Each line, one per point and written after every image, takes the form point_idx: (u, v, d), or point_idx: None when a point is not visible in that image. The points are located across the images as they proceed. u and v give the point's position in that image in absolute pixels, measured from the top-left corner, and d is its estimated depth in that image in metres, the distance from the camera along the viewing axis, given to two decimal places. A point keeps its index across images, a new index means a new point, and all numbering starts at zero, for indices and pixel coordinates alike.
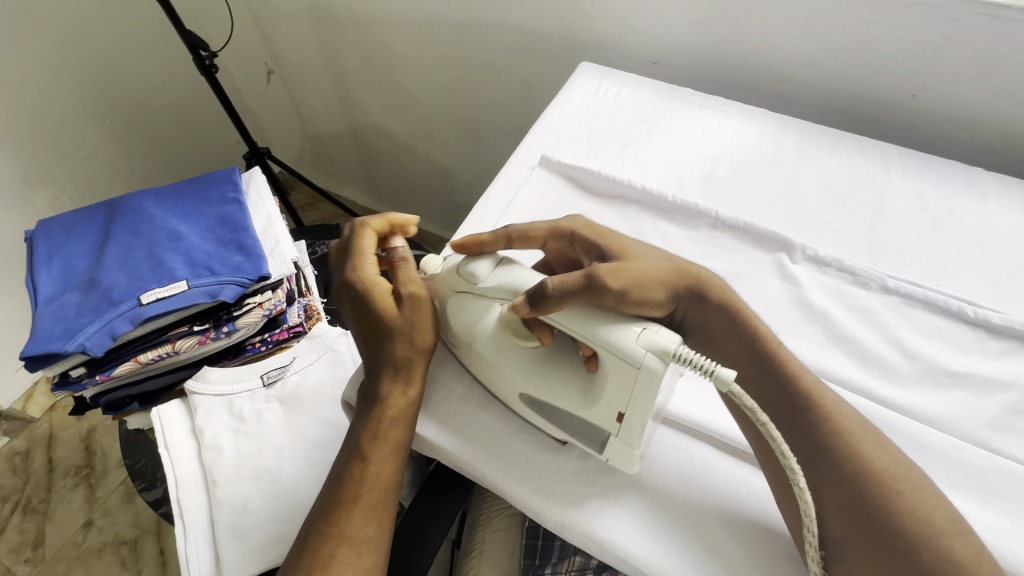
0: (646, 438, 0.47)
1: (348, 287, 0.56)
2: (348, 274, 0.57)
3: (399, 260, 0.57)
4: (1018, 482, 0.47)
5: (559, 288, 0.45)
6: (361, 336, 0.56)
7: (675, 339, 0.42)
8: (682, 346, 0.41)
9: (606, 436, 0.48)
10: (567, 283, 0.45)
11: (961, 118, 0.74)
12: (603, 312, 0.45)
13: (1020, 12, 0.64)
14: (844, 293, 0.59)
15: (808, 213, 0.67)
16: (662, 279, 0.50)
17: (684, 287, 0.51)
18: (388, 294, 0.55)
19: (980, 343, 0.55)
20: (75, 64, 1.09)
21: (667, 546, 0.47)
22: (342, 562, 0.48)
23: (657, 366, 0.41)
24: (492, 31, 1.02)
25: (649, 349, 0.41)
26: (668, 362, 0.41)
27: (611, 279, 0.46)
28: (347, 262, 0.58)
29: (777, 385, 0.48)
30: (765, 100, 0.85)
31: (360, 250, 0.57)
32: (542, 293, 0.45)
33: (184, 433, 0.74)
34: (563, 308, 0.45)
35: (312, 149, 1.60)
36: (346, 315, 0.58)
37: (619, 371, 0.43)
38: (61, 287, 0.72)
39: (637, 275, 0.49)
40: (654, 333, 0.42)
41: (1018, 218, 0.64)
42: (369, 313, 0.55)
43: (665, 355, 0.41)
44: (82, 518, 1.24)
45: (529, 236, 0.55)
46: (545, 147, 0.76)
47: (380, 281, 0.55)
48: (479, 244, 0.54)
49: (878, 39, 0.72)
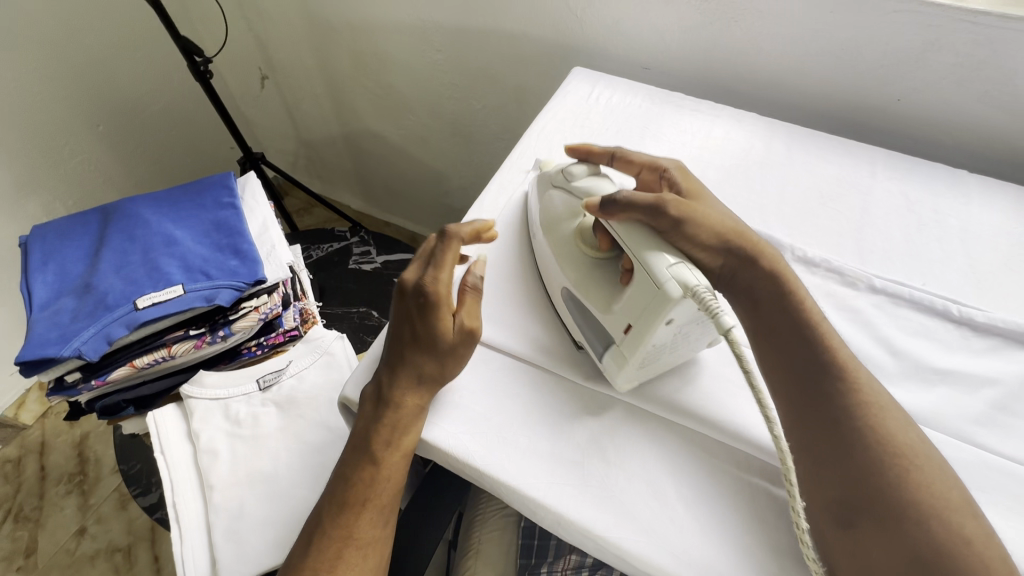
0: (647, 361, 0.52)
1: (417, 285, 0.55)
2: (423, 275, 0.56)
3: (470, 288, 0.58)
4: (1001, 476, 0.48)
5: (624, 198, 0.53)
6: (398, 333, 0.56)
7: (700, 280, 0.47)
8: (703, 287, 0.46)
9: (613, 344, 0.53)
10: (635, 196, 0.52)
11: (945, 121, 0.75)
12: (652, 232, 0.52)
13: (999, 19, 0.65)
14: (832, 293, 0.60)
15: (797, 214, 0.68)
16: (722, 233, 0.54)
17: (739, 249, 0.54)
18: (450, 315, 0.55)
19: (965, 340, 0.56)
20: (70, 70, 1.09)
21: (660, 543, 0.48)
22: (350, 562, 0.50)
23: (674, 292, 0.47)
24: (485, 37, 1.03)
25: (675, 277, 0.47)
26: (686, 295, 0.46)
27: (673, 207, 0.52)
28: (431, 259, 0.57)
29: (808, 355, 0.49)
30: (754, 104, 0.87)
31: (445, 259, 0.57)
32: (610, 200, 0.53)
33: (180, 437, 0.75)
34: (620, 218, 0.53)
35: (307, 154, 1.60)
36: (398, 302, 0.57)
37: (641, 284, 0.49)
38: (56, 292, 0.72)
39: (702, 216, 0.54)
40: (685, 269, 0.48)
41: (999, 219, 0.66)
42: (423, 321, 0.54)
43: (685, 286, 0.46)
44: (75, 526, 1.23)
45: (629, 162, 0.62)
46: (539, 150, 0.77)
47: (448, 300, 0.55)
48: (589, 152, 0.65)
49: (863, 45, 0.74)
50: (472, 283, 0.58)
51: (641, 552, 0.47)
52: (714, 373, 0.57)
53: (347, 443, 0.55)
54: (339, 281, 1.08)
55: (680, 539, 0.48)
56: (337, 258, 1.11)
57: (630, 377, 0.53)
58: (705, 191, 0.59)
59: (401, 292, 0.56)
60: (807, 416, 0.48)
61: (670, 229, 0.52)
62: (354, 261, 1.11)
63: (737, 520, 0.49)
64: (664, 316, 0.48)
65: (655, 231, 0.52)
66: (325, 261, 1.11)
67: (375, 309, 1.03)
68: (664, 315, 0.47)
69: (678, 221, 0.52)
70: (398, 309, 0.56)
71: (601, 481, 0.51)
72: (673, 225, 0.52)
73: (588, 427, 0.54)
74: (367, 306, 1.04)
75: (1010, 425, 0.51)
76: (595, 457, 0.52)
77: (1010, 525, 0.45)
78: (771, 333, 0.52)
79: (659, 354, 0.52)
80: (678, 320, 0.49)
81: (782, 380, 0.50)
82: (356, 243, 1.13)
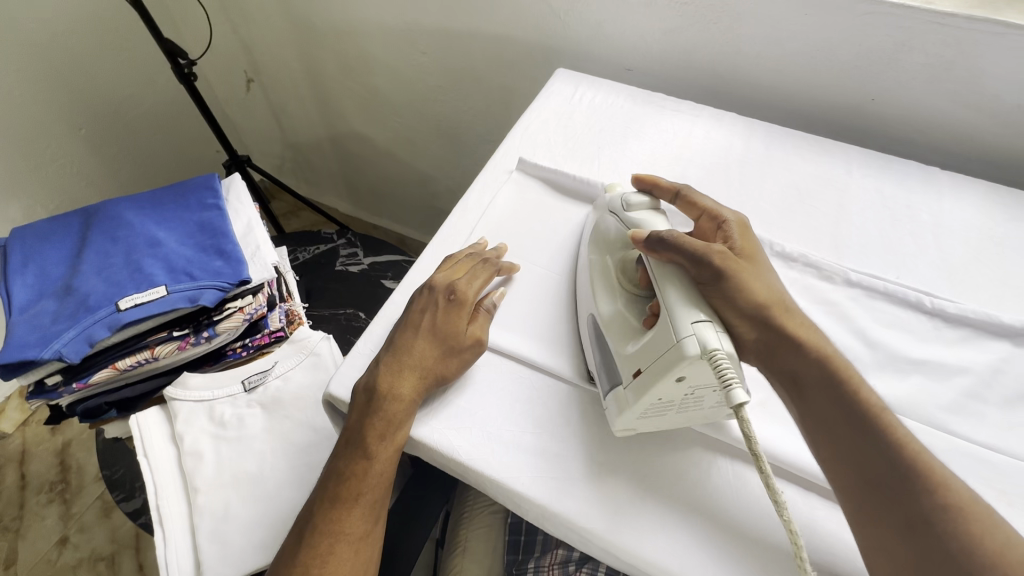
0: (648, 412, 0.49)
1: (448, 284, 0.59)
2: (456, 278, 0.59)
3: (486, 308, 0.60)
4: (972, 461, 0.49)
5: (672, 238, 0.52)
6: (413, 321, 0.57)
7: (723, 346, 0.46)
8: (722, 353, 0.45)
9: (619, 387, 0.51)
10: (683, 239, 0.51)
11: (917, 119, 0.78)
12: (688, 280, 0.51)
13: (966, 20, 0.67)
14: (810, 287, 0.61)
15: (776, 211, 0.69)
16: (761, 303, 0.51)
17: (779, 326, 0.50)
18: (466, 321, 0.58)
19: (938, 331, 0.58)
20: (51, 72, 1.08)
21: (644, 533, 0.48)
22: (340, 558, 0.50)
23: (691, 350, 0.45)
24: (470, 40, 1.04)
25: (696, 335, 0.46)
26: (701, 356, 0.45)
27: (717, 258, 0.51)
28: (465, 268, 0.61)
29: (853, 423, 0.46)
30: (734, 104, 0.89)
31: (479, 273, 0.60)
32: (656, 237, 0.52)
33: (164, 440, 0.74)
34: (661, 258, 0.52)
35: (294, 157, 1.60)
36: (422, 294, 0.59)
37: (661, 334, 0.48)
38: (36, 294, 0.71)
39: (744, 277, 0.51)
40: (708, 331, 0.46)
41: (970, 213, 0.68)
42: (443, 317, 0.57)
43: (704, 347, 0.45)
44: (57, 535, 1.21)
45: (692, 204, 0.60)
46: (523, 151, 0.78)
47: (470, 307, 0.58)
48: (655, 185, 0.63)
49: (838, 46, 0.76)
50: (490, 303, 0.60)
51: (625, 541, 0.48)
52: None
53: (341, 437, 0.55)
54: (325, 283, 1.07)
55: (662, 529, 0.49)
56: (323, 261, 1.11)
57: (628, 423, 0.51)
58: (759, 255, 0.56)
59: (430, 287, 0.59)
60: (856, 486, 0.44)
61: (707, 282, 0.51)
62: (341, 263, 1.11)
63: (718, 507, 0.50)
64: (675, 373, 0.46)
65: (691, 280, 0.51)
66: (312, 263, 1.11)
67: (362, 310, 1.03)
68: (675, 372, 0.46)
69: (717, 275, 0.51)
70: (421, 299, 0.59)
71: (585, 473, 0.52)
72: (711, 278, 0.50)
73: (572, 421, 0.55)
74: (354, 308, 1.04)
75: (981, 413, 0.52)
76: (580, 451, 0.53)
77: None
78: (809, 395, 0.49)
79: (665, 410, 0.49)
80: (690, 380, 0.47)
81: (826, 444, 0.46)
82: (343, 245, 1.13)
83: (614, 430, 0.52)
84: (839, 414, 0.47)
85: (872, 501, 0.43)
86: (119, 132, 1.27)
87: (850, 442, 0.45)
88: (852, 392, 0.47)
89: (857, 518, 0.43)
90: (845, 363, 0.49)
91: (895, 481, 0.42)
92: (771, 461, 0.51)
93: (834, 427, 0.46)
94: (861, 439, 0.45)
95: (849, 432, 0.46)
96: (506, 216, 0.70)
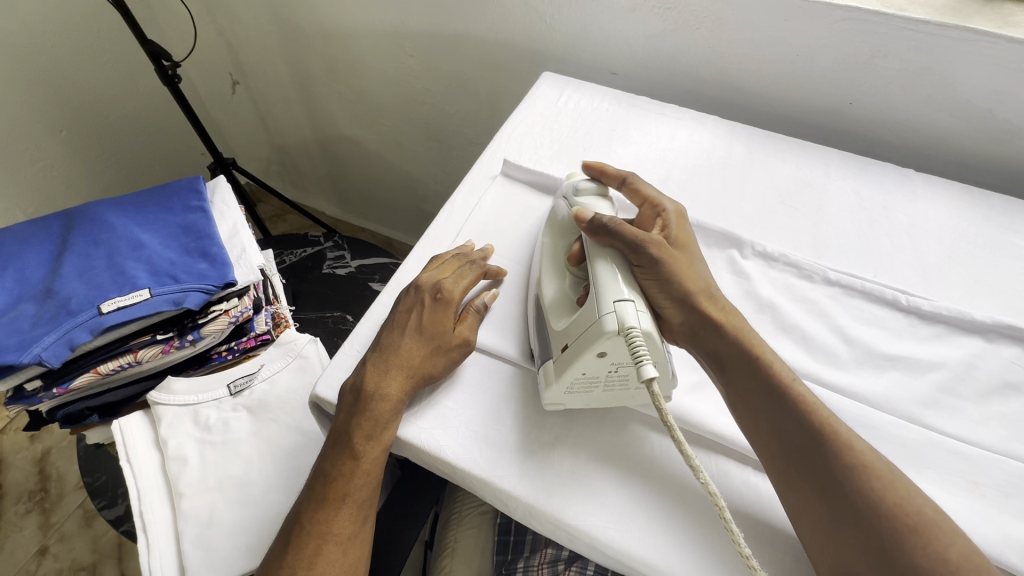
0: (575, 385, 0.51)
1: (434, 283, 0.59)
2: (443, 277, 0.59)
3: (475, 310, 0.60)
4: (947, 453, 0.51)
5: (612, 224, 0.54)
6: (400, 321, 0.57)
7: (641, 325, 0.48)
8: (638, 331, 0.47)
9: (548, 360, 0.54)
10: (623, 225, 0.54)
11: (893, 124, 0.80)
12: (625, 262, 0.54)
13: (937, 27, 0.70)
14: (790, 286, 0.63)
15: (757, 212, 0.71)
16: (689, 291, 0.54)
17: (704, 312, 0.53)
18: (453, 323, 0.58)
19: (913, 328, 0.59)
20: (30, 74, 1.06)
21: (631, 531, 0.49)
22: (327, 559, 0.50)
23: (610, 326, 0.48)
24: (457, 42, 1.05)
25: (616, 313, 0.48)
26: (620, 332, 0.47)
27: (652, 247, 0.54)
28: (456, 270, 0.61)
29: (787, 418, 0.48)
30: (718, 109, 0.91)
31: (467, 273, 0.60)
32: (599, 221, 0.55)
33: (147, 445, 0.73)
34: (601, 241, 0.55)
35: (280, 160, 1.59)
36: (411, 293, 0.59)
37: (588, 309, 0.50)
38: (15, 298, 0.70)
39: (676, 266, 0.54)
40: (628, 309, 0.49)
41: (944, 214, 0.70)
42: (429, 316, 0.57)
43: (621, 324, 0.47)
44: (36, 546, 1.19)
45: (636, 192, 0.63)
46: (509, 153, 0.78)
47: (456, 306, 0.58)
48: (604, 173, 0.65)
49: (816, 52, 0.78)
50: (480, 304, 0.61)
51: (616, 540, 0.48)
52: (681, 359, 0.59)
53: (329, 438, 0.55)
54: (312, 286, 1.07)
55: (654, 527, 0.49)
56: (310, 264, 1.11)
57: (556, 397, 0.53)
58: (692, 244, 0.59)
59: (417, 286, 0.59)
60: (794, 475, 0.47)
61: (643, 267, 0.54)
62: (328, 266, 1.10)
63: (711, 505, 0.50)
64: (596, 347, 0.48)
65: (629, 263, 0.54)
66: (299, 267, 1.10)
67: (350, 313, 1.03)
68: (595, 346, 0.48)
69: (654, 261, 0.54)
70: (407, 298, 0.59)
71: (573, 474, 0.52)
72: (648, 264, 0.54)
73: (558, 422, 0.55)
74: (341, 311, 1.03)
75: (955, 407, 0.54)
76: (566, 448, 0.53)
77: (957, 499, 0.48)
78: (739, 381, 0.51)
79: (591, 386, 0.51)
80: (611, 356, 0.49)
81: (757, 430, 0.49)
82: (330, 248, 1.13)
83: (546, 403, 0.54)
84: (766, 399, 0.50)
85: (787, 466, 0.47)
86: (101, 135, 1.26)
87: (781, 431, 0.48)
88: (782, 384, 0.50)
89: (778, 480, 0.47)
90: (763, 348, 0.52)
91: (807, 448, 0.47)
92: (752, 456, 0.52)
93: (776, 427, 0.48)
94: (781, 418, 0.49)
95: (783, 425, 0.48)
96: (493, 216, 0.71)
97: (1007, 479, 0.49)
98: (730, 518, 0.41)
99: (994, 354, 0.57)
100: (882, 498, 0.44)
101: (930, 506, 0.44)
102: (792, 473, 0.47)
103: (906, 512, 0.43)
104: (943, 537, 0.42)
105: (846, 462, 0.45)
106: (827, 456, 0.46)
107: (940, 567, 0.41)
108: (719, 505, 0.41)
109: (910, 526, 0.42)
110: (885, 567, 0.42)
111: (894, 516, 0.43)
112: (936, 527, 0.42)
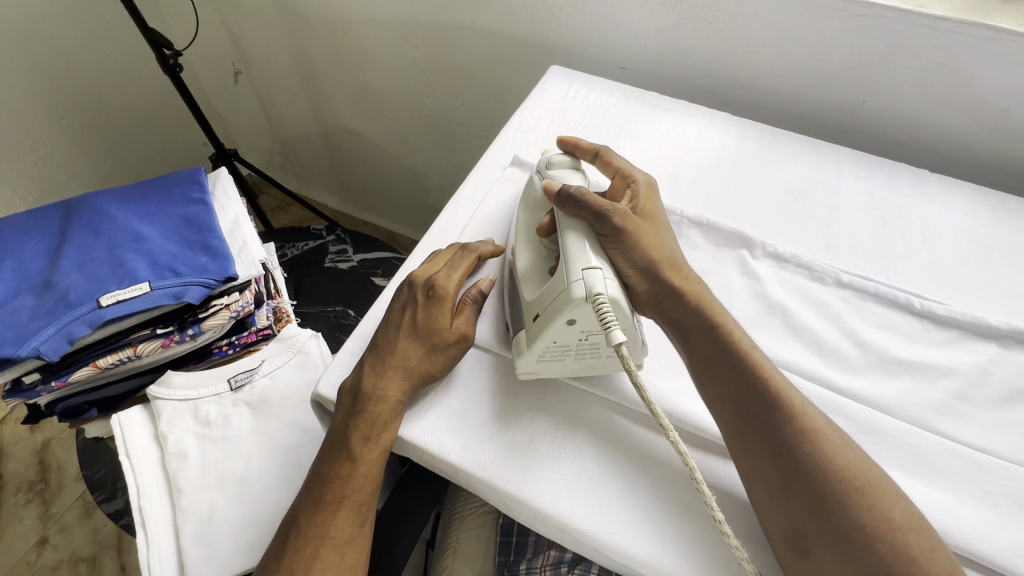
0: (546, 353, 0.52)
1: (428, 280, 0.57)
2: (435, 273, 0.58)
3: (475, 300, 0.58)
4: (959, 461, 0.50)
5: (578, 194, 0.54)
6: (394, 321, 0.57)
7: (609, 292, 0.48)
8: (605, 298, 0.47)
9: (521, 330, 0.54)
10: (588, 195, 0.53)
11: (908, 125, 0.79)
12: (592, 233, 0.53)
13: (957, 24, 0.68)
14: (802, 288, 0.62)
15: (769, 212, 0.69)
16: (654, 260, 0.53)
17: (667, 280, 0.53)
18: (449, 316, 0.56)
19: (926, 332, 0.58)
20: (30, 61, 1.04)
21: (637, 535, 0.48)
22: (326, 562, 0.49)
23: (578, 294, 0.48)
24: (463, 34, 1.03)
25: (584, 281, 0.48)
26: (588, 300, 0.47)
27: (618, 217, 0.53)
28: (450, 264, 0.59)
29: (751, 395, 0.47)
30: (729, 105, 0.89)
31: (460, 266, 0.59)
32: (566, 191, 0.54)
33: (147, 440, 0.72)
34: (568, 211, 0.54)
35: (282, 151, 1.57)
36: (405, 292, 0.58)
37: (557, 279, 0.50)
38: (12, 290, 0.69)
39: (641, 234, 0.54)
40: (596, 276, 0.48)
41: (959, 217, 0.68)
42: (423, 314, 0.56)
43: (588, 292, 0.47)
44: (36, 536, 1.18)
45: (607, 164, 0.62)
46: (516, 147, 0.77)
47: (451, 300, 0.56)
48: (579, 148, 0.65)
49: (831, 48, 0.76)
50: (477, 293, 0.58)
51: (626, 547, 0.47)
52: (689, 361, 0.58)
53: (326, 439, 0.54)
54: (314, 280, 1.06)
55: (665, 534, 0.48)
56: (312, 257, 1.10)
57: (529, 366, 0.53)
58: (660, 216, 0.58)
59: (411, 283, 0.59)
60: (756, 455, 0.46)
61: (608, 236, 0.53)
62: (330, 259, 1.09)
63: (728, 515, 0.49)
64: (565, 314, 0.48)
65: (595, 233, 0.53)
66: (300, 260, 1.09)
67: (351, 308, 1.02)
68: (564, 313, 0.48)
69: (620, 231, 0.53)
70: (402, 297, 0.58)
71: (578, 476, 0.51)
72: (613, 233, 0.53)
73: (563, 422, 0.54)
74: (342, 305, 1.02)
75: (968, 414, 0.53)
76: (568, 450, 0.52)
77: (971, 509, 0.47)
78: (701, 351, 0.51)
79: (563, 354, 0.52)
80: (581, 325, 0.49)
81: (721, 403, 0.49)
82: (332, 242, 1.12)
83: (520, 374, 0.55)
84: (729, 371, 0.49)
85: (741, 430, 0.47)
86: (101, 124, 1.24)
87: (745, 409, 0.47)
88: (746, 356, 0.49)
89: (733, 445, 0.47)
90: (726, 317, 0.52)
91: (761, 412, 0.47)
92: None
93: (739, 406, 0.48)
94: (745, 394, 0.48)
95: (745, 404, 0.47)
96: (499, 211, 0.69)
97: (1021, 489, 0.48)
98: (702, 481, 0.42)
99: (1009, 360, 0.56)
100: (849, 486, 0.42)
101: (878, 472, 0.43)
102: (746, 437, 0.47)
103: (854, 476, 0.43)
104: (888, 499, 0.42)
105: (798, 426, 0.45)
106: (780, 420, 0.46)
107: (883, 529, 0.40)
108: (694, 473, 0.42)
109: (855, 489, 0.42)
110: (830, 529, 0.41)
111: (841, 479, 0.42)
112: (882, 489, 0.42)
